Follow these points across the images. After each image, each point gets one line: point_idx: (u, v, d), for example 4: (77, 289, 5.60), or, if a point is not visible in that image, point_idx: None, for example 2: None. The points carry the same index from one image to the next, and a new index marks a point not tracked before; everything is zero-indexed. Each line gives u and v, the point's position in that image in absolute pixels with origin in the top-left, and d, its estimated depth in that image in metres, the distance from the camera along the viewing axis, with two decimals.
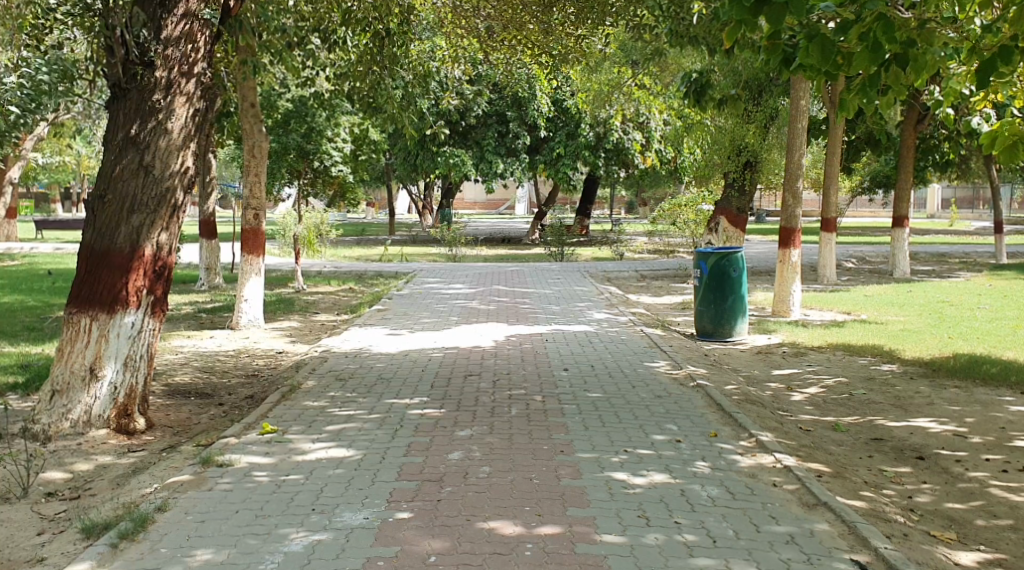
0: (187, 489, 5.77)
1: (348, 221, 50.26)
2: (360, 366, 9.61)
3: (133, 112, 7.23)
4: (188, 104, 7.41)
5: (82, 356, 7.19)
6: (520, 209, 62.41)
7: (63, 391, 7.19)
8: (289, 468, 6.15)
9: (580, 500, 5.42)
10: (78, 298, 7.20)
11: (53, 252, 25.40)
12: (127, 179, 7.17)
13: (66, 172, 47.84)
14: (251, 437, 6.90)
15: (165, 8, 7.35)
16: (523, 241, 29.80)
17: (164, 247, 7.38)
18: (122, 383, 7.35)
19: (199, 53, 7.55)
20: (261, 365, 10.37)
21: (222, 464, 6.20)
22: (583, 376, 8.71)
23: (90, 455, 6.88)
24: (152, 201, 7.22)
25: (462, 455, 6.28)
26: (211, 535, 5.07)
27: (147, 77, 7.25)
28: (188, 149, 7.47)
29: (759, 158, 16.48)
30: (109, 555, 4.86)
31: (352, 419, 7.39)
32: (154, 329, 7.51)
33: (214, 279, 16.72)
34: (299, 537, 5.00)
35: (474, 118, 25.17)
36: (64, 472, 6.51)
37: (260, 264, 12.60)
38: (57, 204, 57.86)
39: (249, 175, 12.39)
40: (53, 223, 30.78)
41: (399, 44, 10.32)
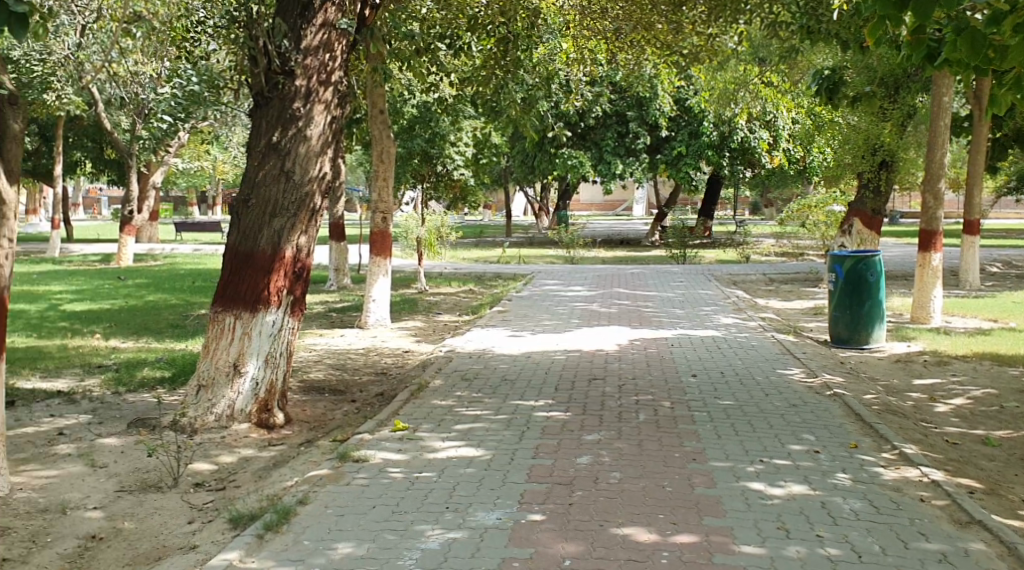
0: (326, 483, 5.95)
1: (467, 223, 50.39)
2: (485, 366, 9.73)
3: (275, 119, 7.51)
4: (326, 111, 7.67)
5: (227, 353, 7.49)
6: (640, 210, 62.19)
7: (208, 385, 7.52)
8: (422, 465, 6.28)
9: (716, 509, 5.36)
10: (223, 298, 7.52)
11: (191, 253, 26.56)
12: (269, 183, 7.46)
13: (199, 177, 49.96)
14: (384, 434, 7.07)
15: (304, 18, 7.63)
16: (642, 242, 29.48)
17: (303, 249, 7.64)
18: (262, 379, 7.62)
19: (336, 62, 7.80)
20: (389, 364, 10.61)
21: (358, 459, 6.38)
22: (713, 383, 8.60)
23: (234, 447, 7.17)
24: (292, 205, 7.48)
25: (591, 459, 6.29)
26: (351, 528, 5.21)
27: (287, 86, 7.52)
28: (327, 155, 7.70)
29: (895, 157, 15.74)
30: (256, 544, 5.05)
31: (480, 419, 7.49)
32: (293, 328, 7.78)
33: (342, 280, 17.19)
34: (436, 534, 5.09)
35: (593, 119, 25.20)
36: (211, 464, 6.82)
37: (387, 265, 12.88)
38: (194, 208, 61.32)
39: (376, 179, 12.60)
40: (188, 225, 32.20)
41: (523, 47, 10.58)
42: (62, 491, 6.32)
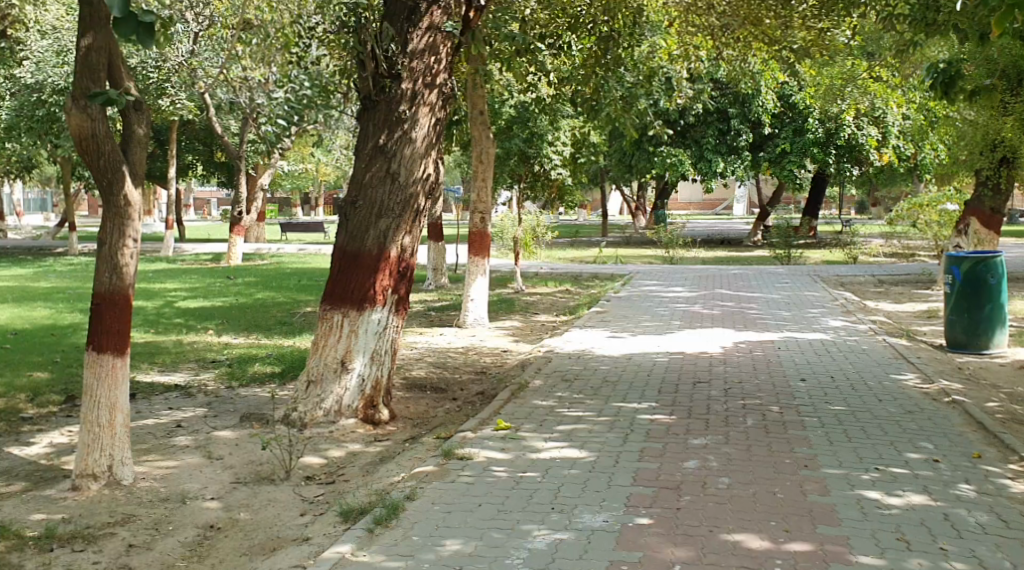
0: (431, 480, 6.01)
1: (564, 223, 50.38)
2: (585, 367, 9.69)
3: (382, 122, 7.64)
4: (431, 114, 7.75)
5: (334, 350, 7.64)
6: (740, 210, 61.20)
7: (317, 380, 7.67)
8: (526, 465, 6.29)
9: (830, 518, 5.23)
10: (331, 297, 7.67)
11: (296, 252, 27.20)
12: (376, 184, 7.58)
13: (302, 179, 51.13)
14: (487, 433, 7.11)
15: (411, 21, 7.73)
16: (744, 242, 28.96)
17: (407, 249, 7.74)
18: (368, 376, 7.74)
19: (441, 64, 7.88)
20: (489, 363, 10.66)
21: (462, 457, 6.43)
22: (822, 387, 8.39)
23: (341, 442, 7.31)
24: (397, 206, 7.59)
25: (698, 463, 6.21)
26: (458, 525, 5.25)
27: (394, 89, 7.64)
28: (431, 157, 7.78)
29: (1016, 154, 15.20)
30: (366, 538, 5.13)
31: (582, 420, 7.47)
32: (397, 326, 7.89)
33: (440, 280, 17.35)
34: (543, 534, 5.09)
35: (693, 117, 24.94)
36: (320, 458, 6.97)
37: (485, 265, 12.94)
38: (297, 209, 62.82)
39: (475, 179, 12.69)
40: (293, 226, 33.01)
41: (625, 45, 10.57)
42: (181, 482, 6.56)
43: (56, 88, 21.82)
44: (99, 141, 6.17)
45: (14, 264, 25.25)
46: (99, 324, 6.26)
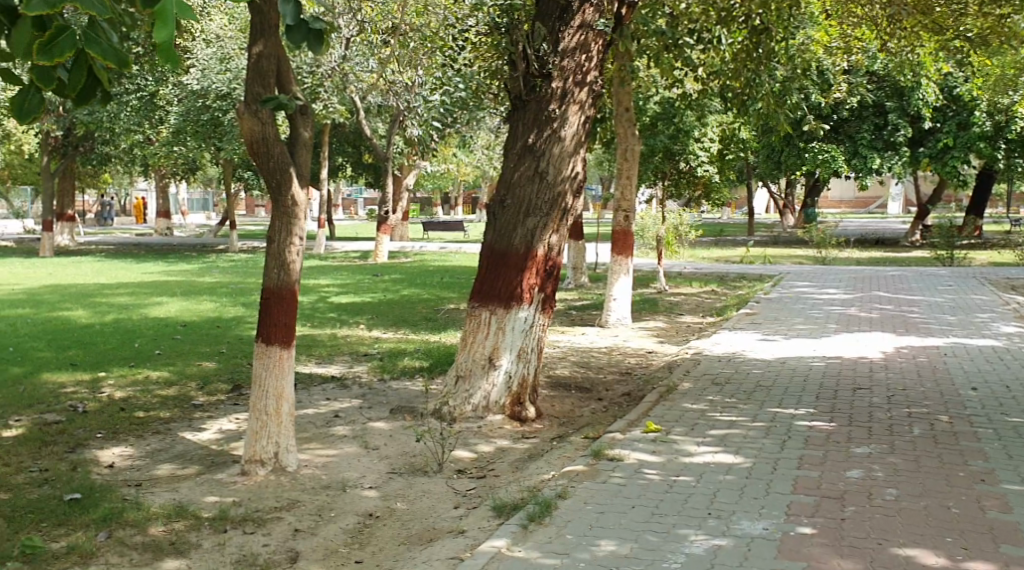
0: (584, 479, 6.00)
1: (708, 221, 49.56)
2: (736, 370, 9.49)
3: (532, 121, 7.69)
4: (581, 112, 7.73)
5: (482, 347, 7.72)
6: (894, 208, 58.79)
7: (466, 377, 7.75)
8: (679, 468, 6.20)
9: (1012, 537, 4.94)
10: (479, 294, 7.77)
11: (440, 250, 27.71)
12: (525, 183, 7.63)
13: (446, 178, 52.02)
14: (637, 434, 7.04)
15: (563, 20, 7.77)
16: (901, 242, 27.76)
17: (555, 247, 7.75)
18: (515, 373, 7.77)
19: (593, 62, 7.84)
20: (634, 363, 10.58)
21: (613, 458, 6.39)
22: (995, 398, 7.94)
23: (490, 438, 7.38)
24: (545, 205, 7.61)
25: (862, 473, 5.98)
26: (612, 526, 5.22)
27: (545, 88, 7.68)
28: (580, 155, 7.76)
29: None
30: (521, 535, 5.16)
31: (735, 425, 7.31)
32: (544, 325, 7.90)
33: (581, 279, 17.32)
34: (700, 539, 5.00)
35: (847, 111, 24.08)
36: (470, 452, 7.06)
37: (629, 264, 12.84)
38: (440, 207, 63.98)
39: (619, 177, 12.60)
40: (436, 224, 33.62)
41: (779, 39, 10.24)
42: (341, 470, 6.78)
43: (219, 93, 22.91)
44: (270, 145, 6.42)
45: (180, 260, 26.68)
46: (269, 319, 6.55)
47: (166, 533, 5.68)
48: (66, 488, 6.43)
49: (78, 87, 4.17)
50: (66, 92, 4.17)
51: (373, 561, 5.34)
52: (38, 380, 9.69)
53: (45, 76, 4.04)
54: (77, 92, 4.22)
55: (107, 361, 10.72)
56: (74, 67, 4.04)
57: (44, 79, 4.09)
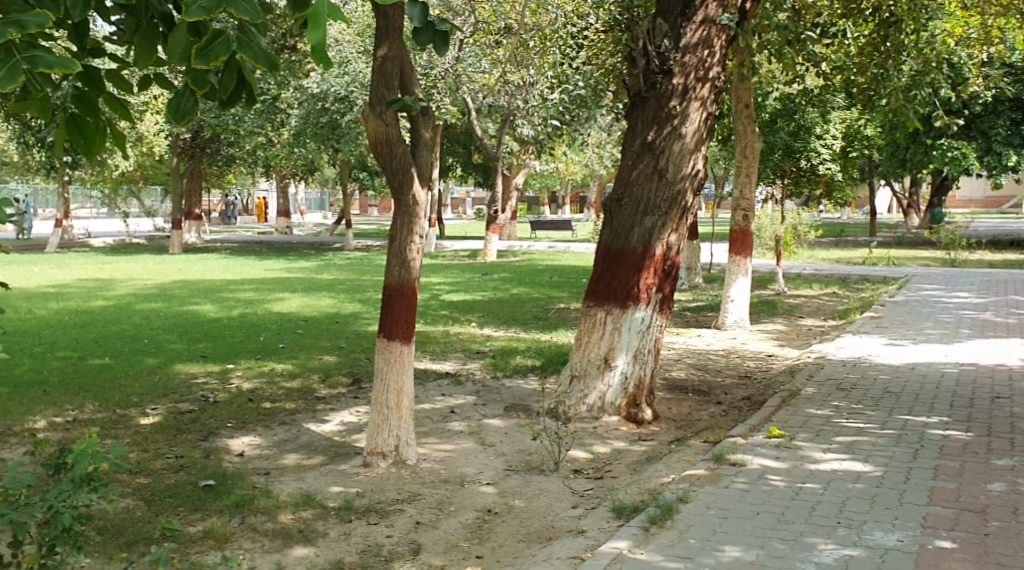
0: (705, 483, 5.88)
1: (827, 221, 48.15)
2: (862, 376, 9.17)
3: (652, 119, 7.59)
4: (702, 108, 7.57)
5: (598, 347, 7.66)
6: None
7: (581, 377, 7.70)
8: (805, 475, 6.02)
9: None
10: (595, 293, 7.71)
11: (551, 249, 27.69)
12: (643, 181, 7.54)
13: (557, 177, 51.98)
14: (759, 439, 6.87)
15: (685, 16, 7.62)
16: None
17: (673, 247, 7.62)
18: (631, 374, 7.66)
19: (715, 58, 7.66)
20: (753, 367, 10.35)
21: (735, 463, 6.24)
22: None
23: (606, 439, 7.30)
24: (664, 203, 7.49)
25: (1004, 486, 5.68)
26: (737, 532, 5.09)
27: (665, 85, 7.56)
28: (701, 152, 7.61)
29: None
30: (642, 537, 5.08)
31: (863, 432, 7.06)
32: (661, 325, 7.77)
33: (695, 279, 17.05)
34: (829, 549, 4.84)
35: (980, 107, 23.03)
36: (587, 452, 7.01)
37: (747, 264, 12.56)
38: (550, 207, 64.01)
39: (738, 175, 12.33)
40: (546, 223, 33.59)
41: (911, 31, 9.82)
42: (459, 466, 6.83)
43: (337, 96, 23.43)
44: (393, 146, 6.51)
45: (298, 257, 27.38)
46: (390, 315, 6.66)
47: (294, 521, 5.83)
48: (200, 474, 6.67)
49: (229, 91, 3.98)
50: (218, 95, 3.99)
51: (493, 557, 5.35)
52: (170, 370, 10.09)
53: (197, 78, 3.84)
54: (228, 95, 4.03)
55: (234, 353, 11.08)
56: (224, 72, 3.83)
57: (196, 81, 3.92)
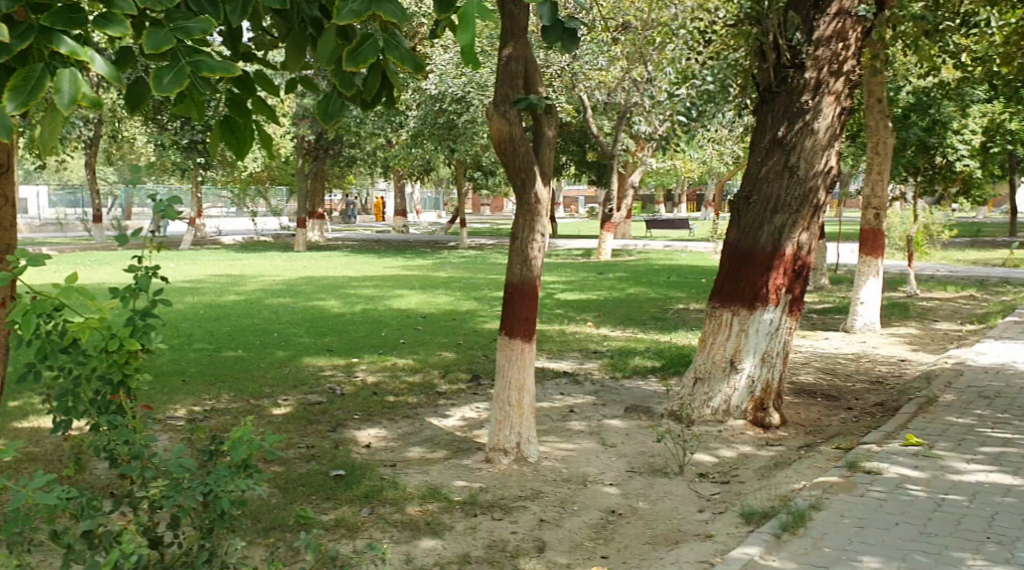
0: (839, 491, 5.69)
1: (959, 221, 46.14)
2: (1004, 384, 8.74)
3: (782, 114, 7.41)
4: (836, 103, 7.35)
5: (723, 349, 7.50)
6: None
7: (705, 379, 7.55)
8: (947, 486, 5.77)
9: None
10: (721, 293, 7.56)
11: (667, 249, 27.36)
12: (773, 179, 7.37)
13: (674, 175, 51.33)
14: (896, 447, 6.62)
15: (818, 8, 7.39)
16: None
17: (804, 246, 7.42)
18: (758, 377, 7.47)
19: (850, 51, 7.42)
20: (885, 372, 9.99)
21: (871, 471, 6.03)
22: None
23: (732, 443, 7.13)
24: (795, 201, 7.31)
25: None
26: (876, 543, 4.91)
27: (797, 79, 7.37)
28: (834, 148, 7.39)
29: None
30: (775, 543, 4.95)
31: (1009, 444, 6.72)
32: (790, 327, 7.56)
33: (819, 280, 16.57)
34: (977, 564, 4.62)
35: None
36: (712, 456, 6.88)
37: (879, 265, 12.14)
38: (665, 207, 63.27)
39: (870, 173, 11.90)
40: (661, 222, 33.22)
41: None
42: (582, 465, 6.80)
43: (455, 96, 23.67)
44: (516, 144, 6.51)
45: (416, 255, 27.80)
46: (512, 312, 6.68)
47: (421, 514, 5.91)
48: (330, 464, 6.83)
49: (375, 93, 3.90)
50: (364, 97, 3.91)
51: (619, 558, 5.30)
52: (299, 362, 10.38)
53: (345, 81, 3.80)
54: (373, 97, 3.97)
55: (358, 347, 11.32)
56: (370, 77, 3.77)
57: (343, 83, 3.84)
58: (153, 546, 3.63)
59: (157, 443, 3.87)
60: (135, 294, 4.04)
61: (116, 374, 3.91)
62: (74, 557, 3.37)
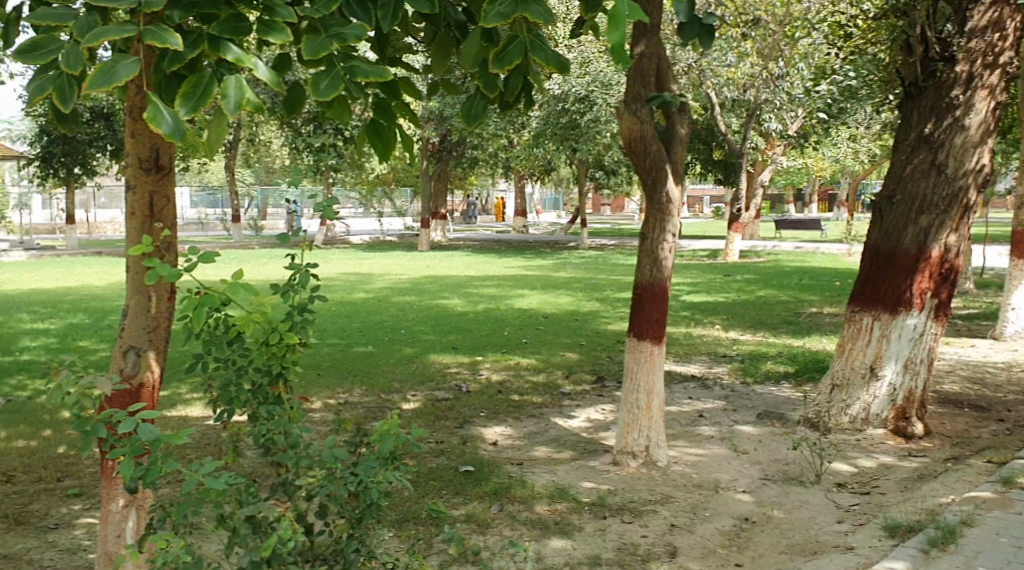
0: (991, 507, 5.43)
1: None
2: None
3: (931, 110, 7.12)
4: (990, 97, 7.01)
5: (862, 355, 7.25)
6: None
7: (843, 386, 7.34)
8: None
9: None
10: (861, 296, 7.32)
11: (797, 250, 26.63)
12: (919, 178, 7.09)
13: (803, 174, 49.90)
14: None
15: None
16: None
17: (952, 248, 7.11)
18: (901, 386, 7.19)
19: (1007, 42, 7.10)
20: None
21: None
22: None
23: (872, 453, 6.86)
24: (942, 201, 7.00)
25: None
26: None
27: (946, 73, 7.09)
28: (987, 145, 7.04)
29: None
30: (923, 559, 4.76)
31: None
32: (936, 333, 7.24)
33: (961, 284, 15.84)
34: None
35: None
36: (851, 465, 6.65)
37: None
38: (793, 207, 61.66)
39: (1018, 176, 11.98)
40: (790, 223, 32.36)
41: None
42: (713, 470, 6.68)
43: (579, 96, 23.61)
44: (646, 143, 6.44)
45: (538, 255, 27.88)
46: (640, 312, 6.61)
47: (551, 513, 5.91)
48: (459, 460, 6.90)
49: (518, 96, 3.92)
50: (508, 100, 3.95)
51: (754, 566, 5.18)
52: (425, 359, 10.54)
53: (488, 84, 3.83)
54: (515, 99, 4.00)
55: (483, 346, 11.40)
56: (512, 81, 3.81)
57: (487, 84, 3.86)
58: (307, 534, 3.64)
59: (310, 434, 3.86)
60: (294, 291, 4.03)
61: (274, 366, 3.91)
62: (238, 539, 3.48)
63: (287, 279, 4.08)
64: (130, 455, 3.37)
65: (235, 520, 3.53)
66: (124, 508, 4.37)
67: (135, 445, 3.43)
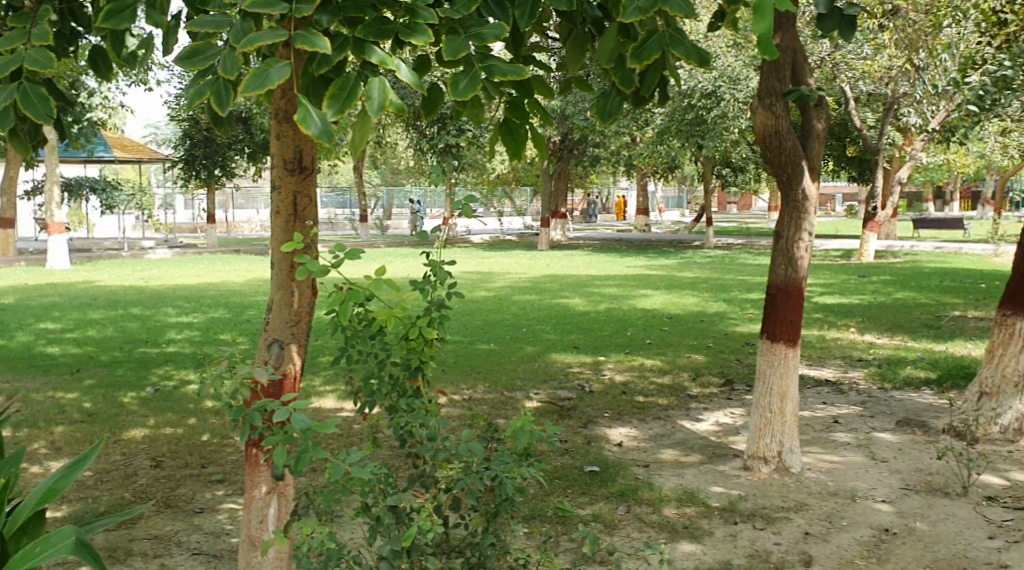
0: None
1: None
2: None
3: None
4: None
5: (1015, 362, 6.89)
6: None
7: (993, 395, 6.99)
8: None
9: None
10: (1013, 299, 7.01)
11: (937, 251, 25.52)
12: None
13: (944, 170, 47.76)
14: None
15: None
16: None
17: None
18: None
19: None
20: None
21: None
22: None
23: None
24: None
25: None
26: None
27: None
28: None
29: None
30: None
31: None
32: None
33: None
34: None
35: None
36: (1002, 478, 6.31)
37: None
38: (932, 205, 59.12)
39: None
40: (930, 223, 31.02)
41: None
42: (850, 478, 6.45)
43: (706, 92, 23.21)
44: (782, 138, 6.21)
45: (663, 254, 27.53)
46: (774, 313, 6.44)
47: (679, 516, 5.81)
48: (584, 460, 6.86)
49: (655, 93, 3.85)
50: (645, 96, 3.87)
51: None
52: (549, 358, 10.53)
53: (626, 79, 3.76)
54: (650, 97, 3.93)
55: (606, 346, 11.32)
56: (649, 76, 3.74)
57: (624, 81, 3.81)
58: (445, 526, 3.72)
59: (448, 426, 3.92)
60: (431, 288, 4.08)
61: (412, 360, 3.97)
62: (381, 528, 3.55)
63: (425, 275, 4.13)
64: (282, 442, 3.49)
65: (380, 510, 3.58)
66: (267, 495, 4.49)
67: (287, 433, 3.57)
